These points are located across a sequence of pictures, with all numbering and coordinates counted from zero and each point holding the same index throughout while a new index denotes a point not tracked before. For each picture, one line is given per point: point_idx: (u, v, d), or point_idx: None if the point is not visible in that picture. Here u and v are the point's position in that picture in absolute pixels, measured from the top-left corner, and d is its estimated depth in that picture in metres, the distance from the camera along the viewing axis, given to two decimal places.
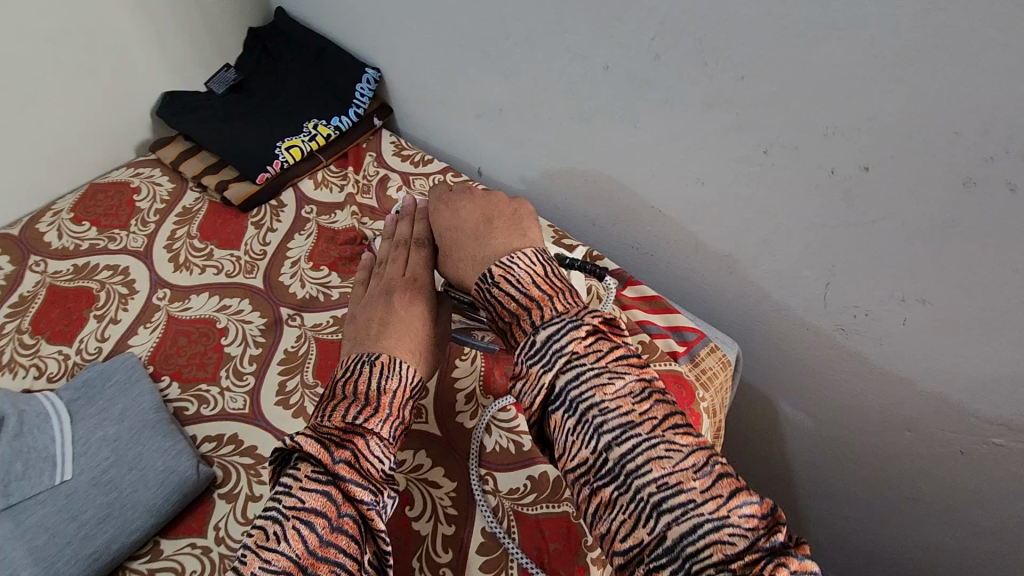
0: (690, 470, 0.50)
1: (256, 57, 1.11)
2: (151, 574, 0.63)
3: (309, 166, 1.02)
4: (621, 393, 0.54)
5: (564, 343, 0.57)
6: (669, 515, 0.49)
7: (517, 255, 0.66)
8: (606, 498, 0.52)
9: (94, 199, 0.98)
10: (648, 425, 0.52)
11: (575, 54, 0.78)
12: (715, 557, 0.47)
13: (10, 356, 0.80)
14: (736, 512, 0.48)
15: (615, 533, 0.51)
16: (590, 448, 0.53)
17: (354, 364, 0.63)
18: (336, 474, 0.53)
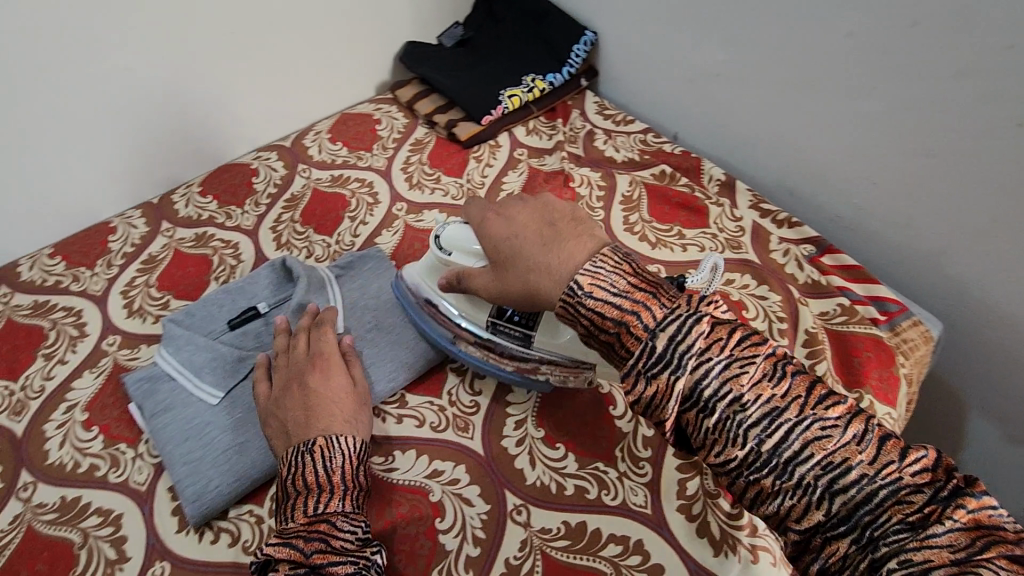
0: (853, 442, 0.48)
1: (481, 14, 1.23)
2: (400, 417, 0.77)
3: (523, 115, 1.13)
4: (757, 380, 0.51)
5: (692, 342, 0.51)
6: (842, 493, 0.47)
7: (599, 259, 0.58)
8: (766, 486, 0.49)
9: (345, 124, 1.16)
10: (796, 406, 0.49)
11: (820, 21, 0.80)
12: (896, 518, 0.45)
13: (287, 237, 0.99)
14: (909, 472, 0.46)
15: (786, 516, 0.49)
16: (742, 445, 0.49)
17: (293, 458, 0.64)
18: (313, 564, 0.57)
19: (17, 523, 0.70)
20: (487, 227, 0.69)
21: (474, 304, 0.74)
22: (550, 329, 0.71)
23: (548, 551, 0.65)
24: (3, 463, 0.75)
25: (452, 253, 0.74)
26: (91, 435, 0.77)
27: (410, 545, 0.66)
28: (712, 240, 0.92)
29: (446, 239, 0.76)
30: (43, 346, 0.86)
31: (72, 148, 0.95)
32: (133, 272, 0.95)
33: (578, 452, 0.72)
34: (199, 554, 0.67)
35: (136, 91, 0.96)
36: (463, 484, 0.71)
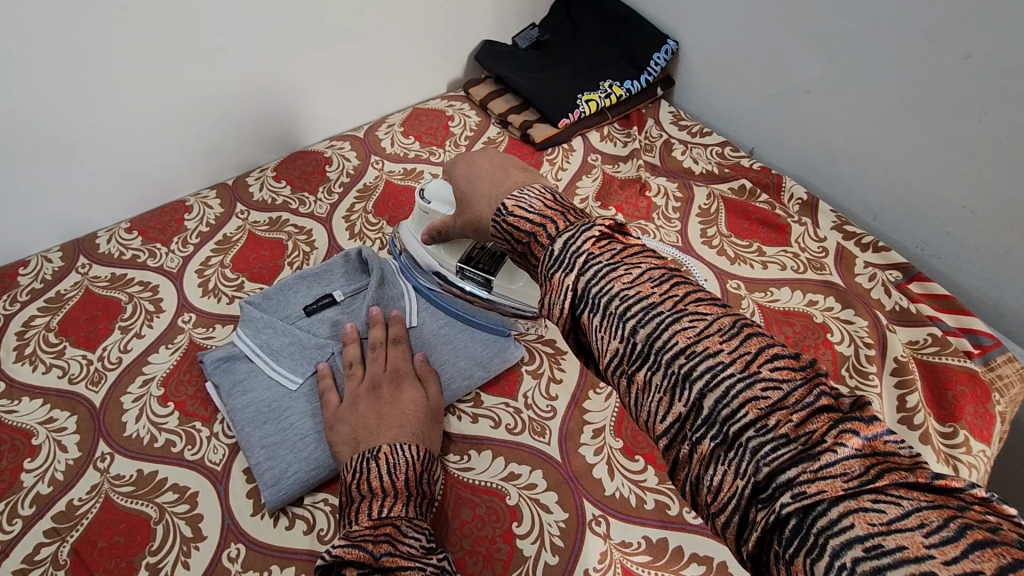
0: (717, 334, 0.39)
1: (560, 17, 1.22)
2: (476, 416, 0.76)
3: (598, 120, 1.12)
4: (641, 279, 0.43)
5: (579, 248, 0.45)
6: (701, 383, 0.38)
7: (528, 187, 0.53)
8: (641, 381, 0.41)
9: (418, 119, 1.16)
10: (671, 301, 0.41)
11: (932, 41, 0.78)
12: (753, 415, 0.36)
13: (361, 228, 0.99)
14: (769, 368, 0.38)
15: (654, 418, 0.41)
16: (618, 335, 0.42)
17: (357, 465, 0.64)
18: (384, 568, 0.53)
19: (94, 493, 0.71)
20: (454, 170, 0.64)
21: (449, 249, 0.74)
22: (510, 274, 0.70)
23: (628, 565, 0.64)
24: (81, 431, 0.76)
25: (431, 202, 0.74)
26: (167, 410, 0.77)
27: (488, 547, 0.65)
28: (794, 260, 0.90)
29: (428, 189, 0.75)
30: (120, 318, 0.87)
31: (160, 120, 0.97)
32: (208, 251, 0.96)
33: (658, 466, 0.71)
34: (275, 539, 0.67)
35: (225, 69, 0.98)
36: (540, 489, 0.69)
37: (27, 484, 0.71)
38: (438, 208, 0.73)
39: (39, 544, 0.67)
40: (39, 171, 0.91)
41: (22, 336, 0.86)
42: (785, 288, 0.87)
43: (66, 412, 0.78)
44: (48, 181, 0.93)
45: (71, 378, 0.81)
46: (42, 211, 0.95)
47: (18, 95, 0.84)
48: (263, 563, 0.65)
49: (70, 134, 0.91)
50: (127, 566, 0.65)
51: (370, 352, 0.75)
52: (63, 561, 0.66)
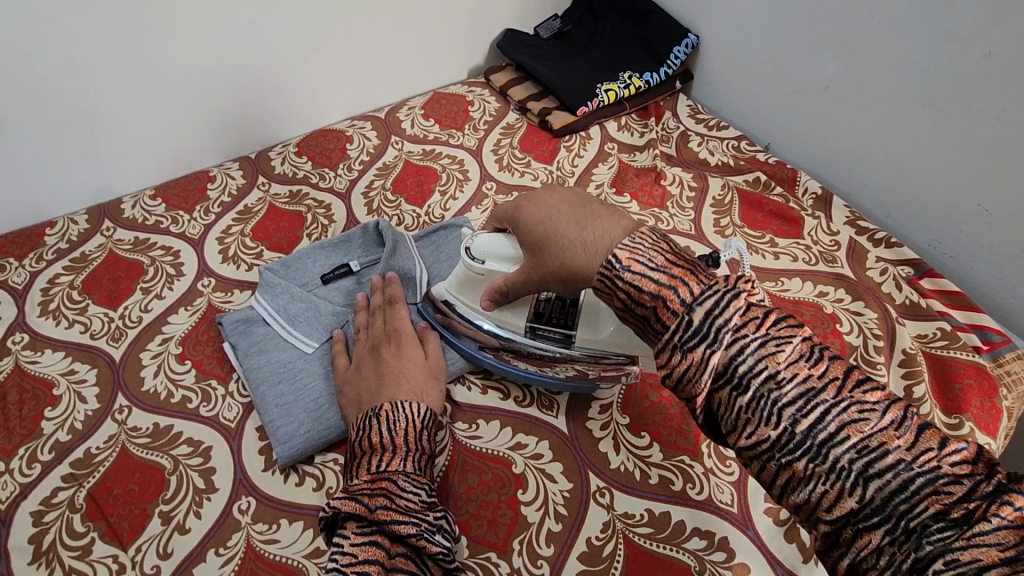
0: (891, 428, 0.43)
1: (582, 9, 1.24)
2: (485, 387, 0.77)
3: (616, 110, 1.14)
4: (793, 359, 0.46)
5: (728, 317, 0.47)
6: (878, 479, 0.42)
7: (637, 236, 0.52)
8: (799, 469, 0.45)
9: (439, 102, 1.18)
10: (834, 388, 0.45)
11: (953, 38, 0.79)
12: (933, 509, 0.41)
13: (379, 204, 1.01)
14: (946, 461, 0.42)
15: (817, 504, 0.45)
16: (777, 425, 0.45)
17: (361, 422, 0.65)
18: (379, 521, 0.56)
19: (112, 442, 0.72)
20: (525, 211, 0.61)
21: (513, 307, 0.72)
22: (593, 324, 0.69)
23: (631, 536, 0.65)
24: (101, 384, 0.78)
25: (486, 261, 0.68)
26: (184, 368, 0.79)
27: (492, 512, 0.66)
28: (806, 252, 0.91)
29: (477, 247, 0.69)
30: (142, 280, 0.89)
31: (186, 91, 0.99)
32: (229, 220, 0.98)
33: (664, 443, 0.71)
34: (284, 494, 0.68)
35: (253, 44, 1.00)
36: (545, 459, 0.70)
37: (47, 432, 0.73)
38: (495, 266, 0.68)
39: (57, 487, 0.69)
40: (69, 135, 0.94)
41: (46, 292, 0.88)
42: (796, 278, 0.88)
43: (87, 365, 0.80)
44: (78, 144, 0.95)
45: (92, 334, 0.83)
46: (71, 173, 0.98)
47: (55, 58, 0.86)
48: (271, 516, 0.67)
49: (102, 100, 0.93)
50: (141, 512, 0.67)
51: (373, 319, 0.76)
52: (80, 505, 0.67)
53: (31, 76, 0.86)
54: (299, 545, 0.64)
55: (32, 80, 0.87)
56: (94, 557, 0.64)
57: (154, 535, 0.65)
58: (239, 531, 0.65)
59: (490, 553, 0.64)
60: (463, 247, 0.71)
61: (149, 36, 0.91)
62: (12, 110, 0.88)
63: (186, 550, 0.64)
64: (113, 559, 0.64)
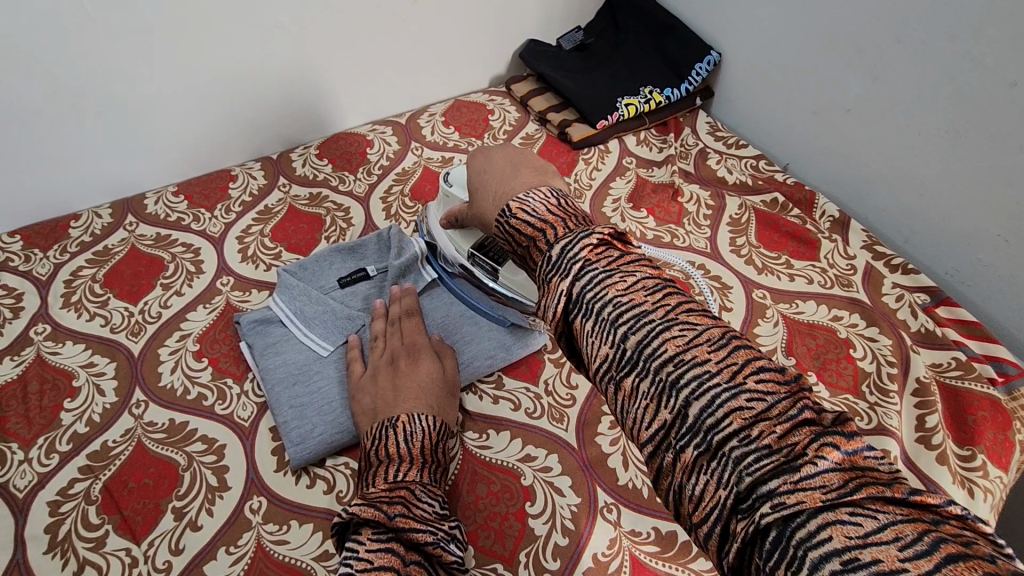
0: (706, 343, 0.41)
1: (605, 22, 1.24)
2: (496, 397, 0.78)
3: (636, 125, 1.14)
4: (635, 287, 0.44)
5: (575, 254, 0.46)
6: (688, 391, 0.39)
7: (534, 189, 0.54)
8: (629, 389, 0.42)
9: (460, 110, 1.19)
10: (663, 311, 0.42)
11: (980, 67, 0.79)
12: (738, 425, 0.37)
13: (397, 209, 1.02)
14: (754, 379, 0.39)
15: (640, 425, 0.42)
16: (610, 341, 0.43)
17: (377, 431, 0.66)
18: (396, 528, 0.54)
19: (128, 436, 0.74)
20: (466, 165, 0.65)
21: (465, 234, 0.77)
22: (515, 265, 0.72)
23: (637, 553, 0.65)
24: (119, 378, 0.79)
25: (452, 185, 0.77)
26: (201, 365, 0.80)
27: (500, 523, 0.67)
28: (821, 275, 0.91)
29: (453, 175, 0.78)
30: (162, 276, 0.91)
31: (213, 91, 1.01)
32: (250, 220, 0.99)
33: None
34: (295, 495, 0.69)
35: (282, 47, 1.02)
36: (555, 472, 0.71)
37: (66, 423, 0.75)
38: (454, 192, 0.77)
39: (73, 479, 0.70)
40: (97, 129, 0.96)
41: (69, 285, 0.89)
42: (810, 301, 0.88)
43: (106, 359, 0.81)
44: (107, 139, 0.98)
45: (112, 327, 0.85)
46: (98, 167, 1.00)
47: (90, 54, 0.88)
48: (282, 517, 0.67)
49: (130, 95, 0.95)
50: (154, 507, 0.68)
51: (388, 330, 0.78)
52: (95, 497, 0.69)
53: (64, 70, 0.88)
54: (308, 547, 0.65)
55: (66, 74, 0.89)
56: (107, 549, 0.65)
57: (166, 531, 0.66)
58: (250, 531, 0.66)
59: (496, 564, 0.64)
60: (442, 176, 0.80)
61: (181, 36, 0.93)
62: (44, 102, 0.90)
63: (197, 547, 0.65)
64: (125, 552, 0.65)
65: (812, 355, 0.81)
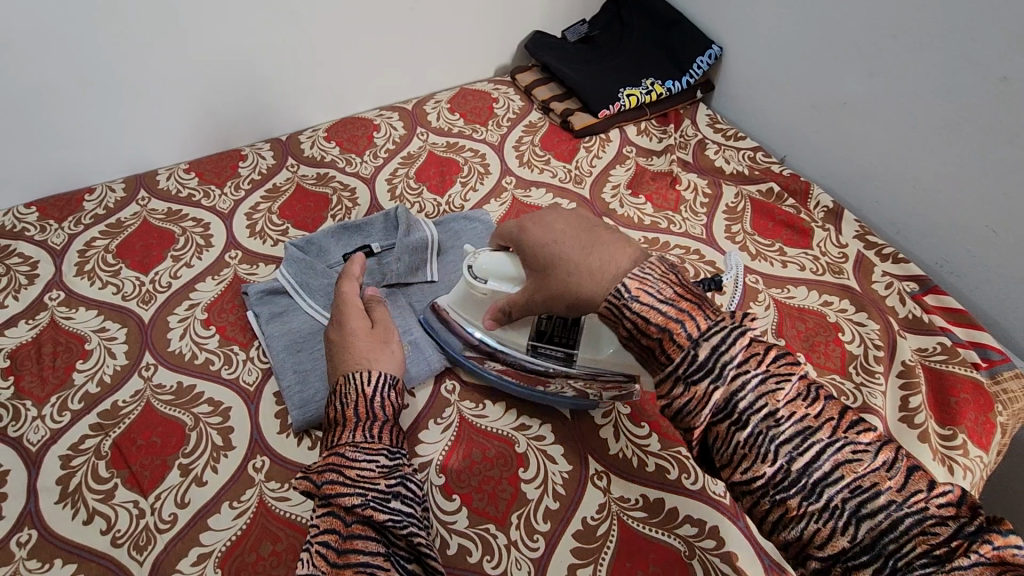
0: (882, 469, 0.45)
1: (610, 16, 1.27)
2: None
3: (636, 115, 1.17)
4: (792, 397, 0.49)
5: (732, 354, 0.50)
6: (869, 519, 0.44)
7: (647, 267, 0.56)
8: (793, 507, 0.46)
9: (465, 98, 1.22)
10: (828, 428, 0.47)
11: (971, 63, 0.81)
12: (921, 548, 0.42)
13: (402, 190, 1.04)
14: (935, 503, 0.43)
15: (809, 541, 0.45)
16: (773, 462, 0.47)
17: (326, 398, 0.69)
18: (325, 495, 0.58)
19: (137, 397, 0.76)
20: (525, 237, 0.67)
21: (520, 325, 0.73)
22: (594, 343, 0.70)
23: (626, 518, 0.67)
24: (130, 342, 0.82)
25: (488, 280, 0.71)
26: (209, 332, 0.83)
27: (493, 487, 0.69)
28: (813, 262, 0.93)
29: (478, 266, 0.72)
30: (173, 248, 0.94)
31: (227, 73, 1.04)
32: (259, 197, 1.02)
33: (662, 434, 0.74)
34: (297, 456, 0.72)
35: (295, 31, 1.05)
36: (548, 441, 0.73)
37: (77, 383, 0.77)
38: (497, 287, 0.71)
39: (84, 435, 0.73)
40: (114, 107, 0.99)
41: (83, 255, 0.92)
42: (802, 287, 0.90)
43: (117, 324, 0.84)
44: (123, 116, 1.00)
45: (123, 295, 0.87)
46: (113, 144, 1.02)
47: (110, 33, 0.91)
48: (285, 476, 0.70)
49: (146, 74, 0.98)
50: (162, 463, 0.70)
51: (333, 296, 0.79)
52: (105, 452, 0.71)
53: (85, 47, 0.91)
54: (308, 504, 0.67)
55: (86, 52, 0.92)
56: (116, 501, 0.68)
57: (172, 485, 0.69)
58: (253, 487, 0.69)
59: (488, 525, 0.67)
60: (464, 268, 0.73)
61: (197, 18, 0.96)
62: (62, 78, 0.92)
63: (201, 501, 0.68)
64: (133, 504, 0.67)
65: (801, 338, 0.84)
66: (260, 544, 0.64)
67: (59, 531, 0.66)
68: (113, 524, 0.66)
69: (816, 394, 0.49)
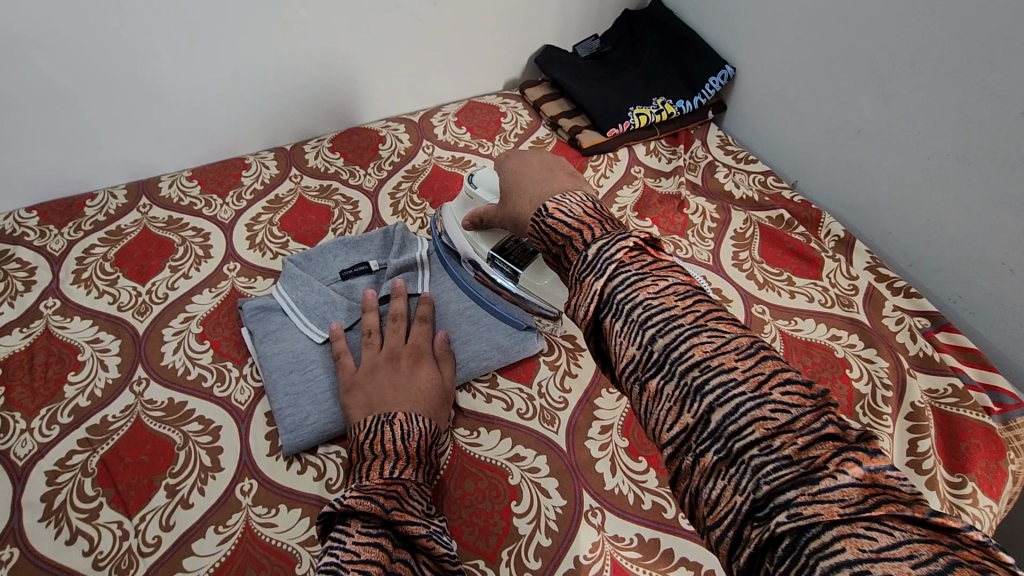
0: (733, 353, 0.40)
1: (623, 32, 1.25)
2: (489, 396, 0.78)
3: (646, 134, 1.15)
4: (666, 290, 0.44)
5: (612, 255, 0.47)
6: (711, 397, 0.39)
7: (573, 192, 0.55)
8: (653, 390, 0.42)
9: (473, 112, 1.20)
10: (692, 317, 0.43)
11: (995, 95, 0.78)
12: (759, 435, 0.37)
13: (405, 205, 1.03)
14: (779, 391, 0.38)
15: (661, 425, 0.42)
16: (639, 343, 0.43)
17: (371, 425, 0.66)
18: (390, 521, 0.55)
19: (128, 412, 0.75)
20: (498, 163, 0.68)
21: (485, 236, 0.79)
22: (538, 270, 0.75)
23: (618, 558, 0.65)
24: (123, 355, 0.81)
25: (477, 187, 0.81)
26: (202, 347, 0.82)
27: (485, 520, 0.68)
28: (822, 293, 0.91)
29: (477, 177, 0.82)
30: (171, 258, 0.93)
31: (234, 80, 1.03)
32: (260, 208, 1.01)
33: (660, 470, 0.72)
34: (287, 481, 0.70)
35: (302, 38, 1.04)
36: (542, 474, 0.71)
37: (68, 396, 0.76)
38: (481, 194, 0.80)
39: (72, 450, 0.72)
40: (118, 112, 0.98)
41: (81, 262, 0.91)
42: (809, 319, 0.88)
43: (111, 335, 0.83)
44: (127, 119, 1.00)
45: (120, 306, 0.86)
46: (114, 148, 1.02)
47: (121, 34, 0.91)
48: (273, 502, 0.68)
49: (156, 83, 0.98)
50: (148, 483, 0.69)
51: (394, 323, 0.78)
52: (92, 469, 0.70)
53: (92, 51, 0.91)
54: (296, 531, 0.66)
55: (93, 57, 0.91)
56: (100, 521, 0.66)
57: (159, 506, 0.67)
58: (239, 512, 0.67)
59: (478, 561, 0.65)
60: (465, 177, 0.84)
61: (206, 22, 0.95)
62: (67, 77, 0.92)
63: (186, 525, 0.66)
64: (118, 525, 0.66)
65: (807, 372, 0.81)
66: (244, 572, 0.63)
67: (41, 550, 0.65)
68: (96, 545, 0.65)
69: (692, 293, 0.44)
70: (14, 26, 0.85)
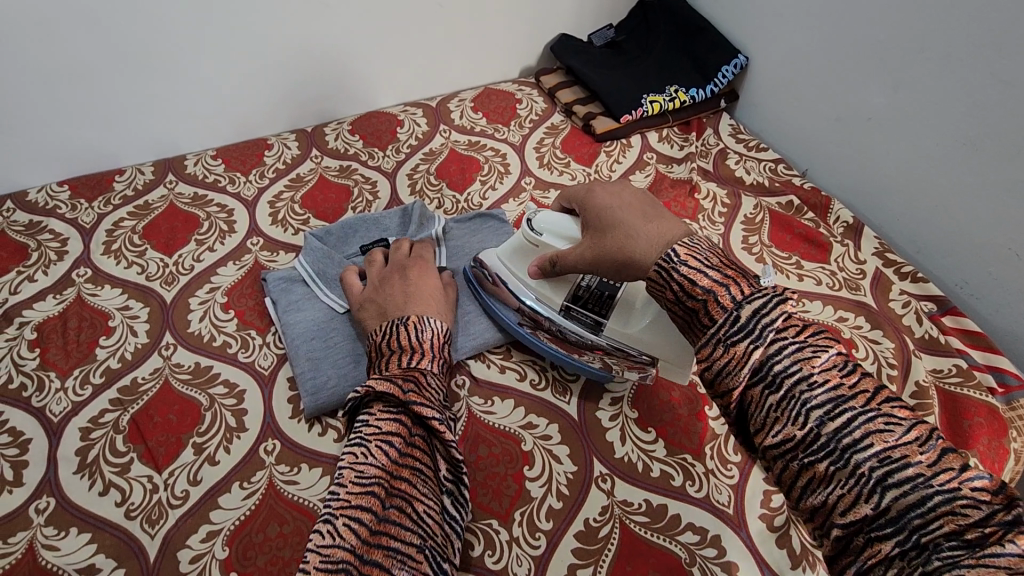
0: (915, 443, 0.42)
1: (638, 22, 1.27)
2: (504, 367, 0.81)
3: (658, 121, 1.17)
4: (827, 365, 0.47)
5: (772, 317, 0.49)
6: (896, 490, 0.41)
7: (697, 239, 0.57)
8: (820, 471, 0.44)
9: (490, 98, 1.23)
10: (863, 399, 0.45)
11: (1002, 82, 0.80)
12: (948, 529, 0.40)
13: (422, 186, 1.06)
14: (969, 485, 0.40)
15: (832, 508, 0.44)
16: (802, 424, 0.45)
17: (387, 328, 0.71)
18: (406, 403, 0.63)
19: (157, 374, 0.78)
20: (592, 202, 0.71)
21: (555, 287, 0.77)
22: (625, 318, 0.73)
23: (628, 523, 0.68)
24: (152, 321, 0.84)
25: (543, 234, 0.77)
26: (227, 316, 0.85)
27: (498, 483, 0.70)
28: (830, 276, 0.93)
29: (540, 220, 0.77)
30: (197, 232, 0.96)
31: (257, 65, 1.06)
32: (282, 186, 1.04)
33: (669, 440, 0.74)
34: (308, 442, 0.73)
35: (322, 24, 1.06)
36: (554, 441, 0.74)
37: (100, 358, 0.80)
38: (550, 240, 0.76)
39: (104, 409, 0.75)
40: (145, 91, 1.01)
41: (110, 234, 0.95)
42: (817, 301, 0.90)
43: (140, 303, 0.86)
44: (155, 99, 1.03)
45: (148, 276, 0.90)
46: (141, 126, 1.05)
47: (146, 21, 0.94)
48: (295, 461, 0.71)
49: (182, 65, 1.01)
50: (176, 441, 0.72)
51: (399, 243, 0.84)
52: (123, 427, 0.73)
53: (122, 33, 0.94)
54: (317, 489, 0.69)
55: (122, 38, 0.94)
56: (131, 475, 0.69)
57: (186, 463, 0.70)
58: (263, 470, 0.70)
59: (492, 520, 0.67)
60: (524, 220, 0.79)
61: (210, 26, 0.98)
62: (98, 57, 0.94)
63: (212, 480, 0.69)
64: (148, 479, 0.69)
65: None
66: (268, 525, 0.66)
67: (76, 500, 0.68)
68: (128, 497, 0.68)
69: (852, 367, 0.47)
70: (29, 15, 0.87)
